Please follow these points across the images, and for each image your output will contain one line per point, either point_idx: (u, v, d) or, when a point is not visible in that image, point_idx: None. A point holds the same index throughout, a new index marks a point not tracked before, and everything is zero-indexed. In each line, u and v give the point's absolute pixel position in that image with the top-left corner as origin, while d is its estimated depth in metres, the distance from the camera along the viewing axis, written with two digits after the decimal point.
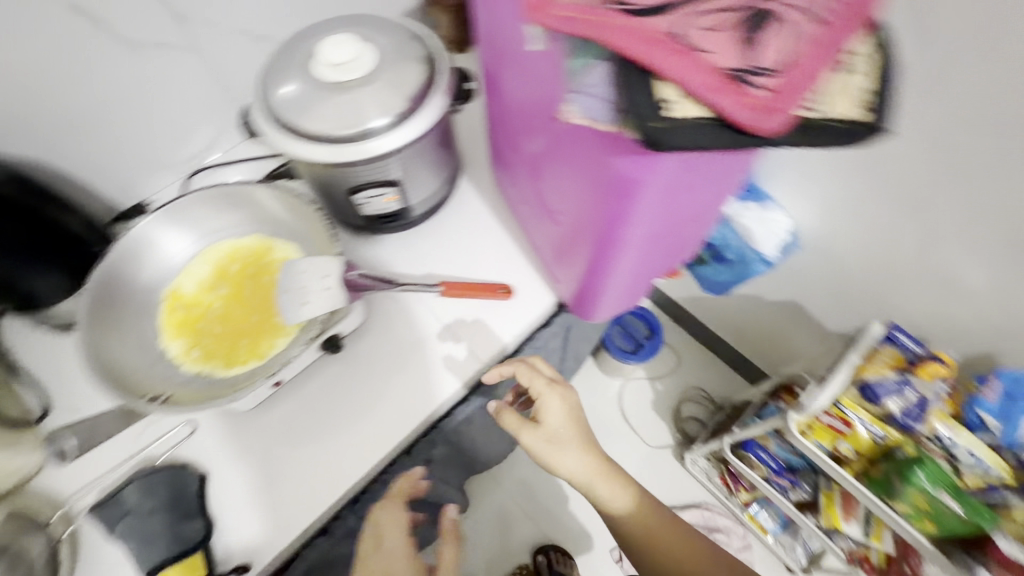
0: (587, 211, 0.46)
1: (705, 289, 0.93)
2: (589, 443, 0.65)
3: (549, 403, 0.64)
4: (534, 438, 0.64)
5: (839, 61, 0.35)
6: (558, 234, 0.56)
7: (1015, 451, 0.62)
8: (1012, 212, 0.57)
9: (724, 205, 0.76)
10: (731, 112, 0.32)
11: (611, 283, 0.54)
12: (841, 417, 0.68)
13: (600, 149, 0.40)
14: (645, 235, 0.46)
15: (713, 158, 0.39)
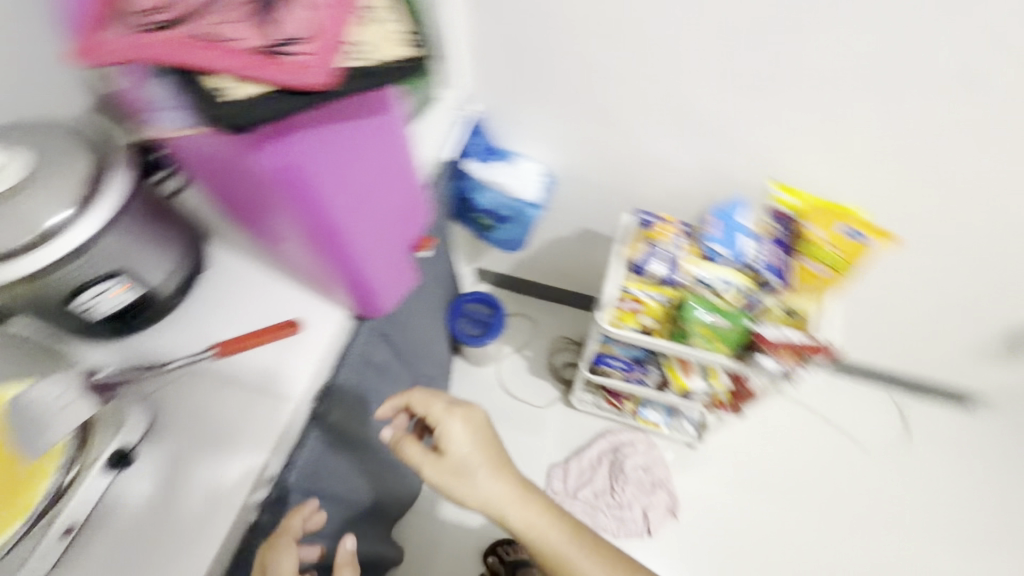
0: (276, 213, 0.51)
1: (504, 248, 1.09)
2: (499, 468, 0.69)
3: (449, 427, 0.69)
4: (432, 467, 0.67)
5: (366, 17, 0.45)
6: (290, 249, 0.59)
7: (744, 262, 0.78)
8: (660, 76, 0.75)
9: (481, 175, 0.91)
10: (277, 78, 0.40)
11: (353, 268, 0.58)
12: (632, 297, 0.80)
13: (234, 154, 0.45)
14: (349, 207, 0.52)
15: (328, 122, 0.45)
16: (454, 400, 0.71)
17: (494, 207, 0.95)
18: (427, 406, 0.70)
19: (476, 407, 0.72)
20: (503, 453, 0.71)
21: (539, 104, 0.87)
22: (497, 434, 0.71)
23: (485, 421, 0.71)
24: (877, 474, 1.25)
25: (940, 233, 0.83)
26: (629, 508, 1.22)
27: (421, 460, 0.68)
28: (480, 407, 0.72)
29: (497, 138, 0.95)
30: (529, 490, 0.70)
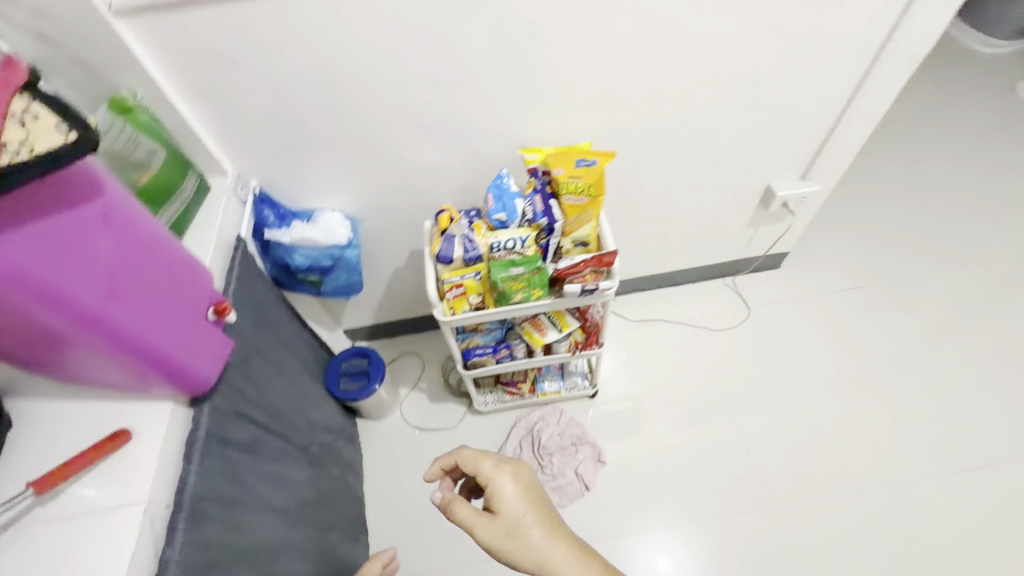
0: (25, 324, 0.51)
1: (348, 296, 1.13)
2: (551, 523, 0.75)
3: (501, 486, 0.78)
4: (484, 526, 0.74)
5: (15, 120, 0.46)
6: (73, 360, 0.59)
7: (523, 218, 0.90)
8: (398, 101, 0.89)
9: (285, 238, 0.97)
10: None
11: (144, 344, 0.59)
12: (455, 284, 0.90)
13: None
14: (107, 296, 0.55)
15: (26, 217, 0.47)
16: (502, 458, 0.81)
17: (309, 262, 1.00)
18: (477, 465, 0.80)
19: (523, 466, 0.81)
20: (552, 513, 0.77)
21: (309, 159, 0.96)
22: (543, 490, 0.79)
23: (533, 480, 0.79)
24: (735, 349, 1.47)
25: (658, 142, 1.04)
26: (562, 475, 1.28)
27: (470, 519, 0.75)
28: (525, 465, 0.81)
29: (292, 202, 1.02)
30: (578, 543, 0.74)
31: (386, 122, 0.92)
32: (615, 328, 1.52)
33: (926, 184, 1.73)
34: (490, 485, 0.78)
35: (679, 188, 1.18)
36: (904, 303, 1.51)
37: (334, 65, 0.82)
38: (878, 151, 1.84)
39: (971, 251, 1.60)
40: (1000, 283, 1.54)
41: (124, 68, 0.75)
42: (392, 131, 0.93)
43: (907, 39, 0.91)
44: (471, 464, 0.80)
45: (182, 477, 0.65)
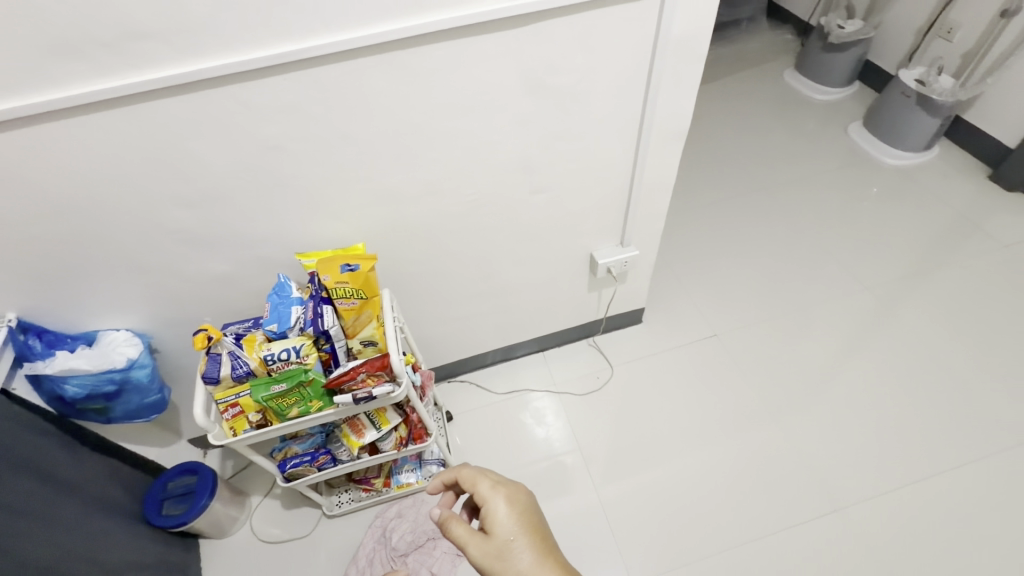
0: None
1: (152, 416, 1.05)
2: (545, 550, 0.72)
3: (495, 508, 0.75)
4: (476, 546, 0.72)
5: None
6: None
7: (295, 327, 0.87)
8: (152, 222, 0.84)
9: (47, 369, 0.89)
10: None
11: None
12: (232, 404, 0.85)
13: None
14: None
15: None
16: (501, 479, 0.78)
17: (86, 391, 0.92)
18: (475, 484, 0.77)
19: (521, 490, 0.78)
20: (548, 540, 0.73)
21: (70, 286, 0.90)
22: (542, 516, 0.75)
23: (530, 503, 0.76)
24: (601, 412, 1.45)
25: (458, 228, 1.04)
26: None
27: (463, 542, 0.73)
28: (525, 489, 0.77)
29: (68, 327, 0.96)
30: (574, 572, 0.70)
31: (149, 242, 0.87)
32: (481, 404, 1.48)
33: (770, 229, 1.85)
34: (486, 506, 0.75)
35: (500, 265, 1.18)
36: (760, 346, 1.55)
37: (62, 196, 0.77)
38: (728, 201, 1.95)
39: (817, 288, 1.68)
40: (845, 316, 1.60)
41: None
42: (159, 250, 0.88)
43: (658, 120, 0.96)
44: (470, 483, 0.78)
45: None
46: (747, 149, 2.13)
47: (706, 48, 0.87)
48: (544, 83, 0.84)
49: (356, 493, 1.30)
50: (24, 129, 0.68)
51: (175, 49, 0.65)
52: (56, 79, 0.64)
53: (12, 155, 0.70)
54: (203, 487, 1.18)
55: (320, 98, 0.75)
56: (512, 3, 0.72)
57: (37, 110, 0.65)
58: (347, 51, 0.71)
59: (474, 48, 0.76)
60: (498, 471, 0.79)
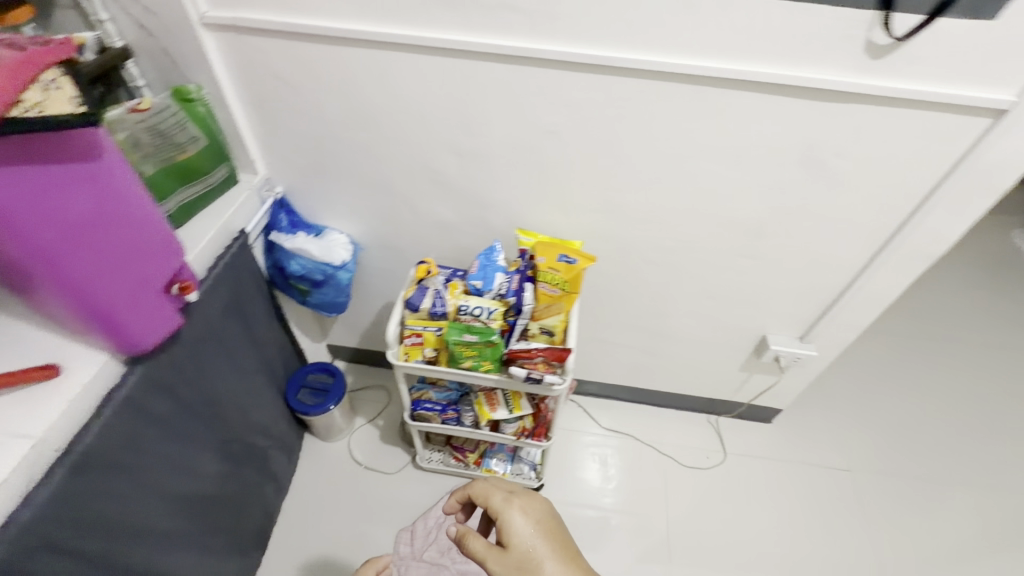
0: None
1: (331, 313, 1.18)
2: (568, 559, 0.70)
3: (510, 519, 0.73)
4: (496, 560, 0.71)
5: (44, 83, 0.48)
6: (31, 284, 0.61)
7: (496, 291, 0.94)
8: (421, 160, 0.95)
9: (286, 243, 1.04)
10: None
11: (91, 294, 0.61)
12: (416, 332, 0.92)
13: None
14: (64, 237, 0.56)
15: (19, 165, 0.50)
16: (514, 489, 0.77)
17: (303, 271, 1.06)
18: (487, 498, 0.77)
19: (535, 497, 0.76)
20: (569, 546, 0.72)
21: (330, 185, 1.04)
22: (559, 520, 0.73)
23: (546, 509, 0.74)
24: (698, 493, 1.37)
25: (658, 260, 1.06)
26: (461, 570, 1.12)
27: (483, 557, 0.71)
28: (539, 497, 0.76)
29: (308, 216, 1.11)
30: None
31: (408, 173, 0.98)
32: (582, 429, 1.48)
33: (946, 386, 1.65)
34: (501, 516, 0.74)
35: (672, 310, 1.17)
36: (895, 505, 1.38)
37: (372, 113, 0.89)
38: (906, 339, 1.77)
39: (985, 473, 1.46)
40: (1011, 518, 1.38)
41: (199, 66, 0.86)
42: (411, 182, 0.99)
43: (915, 236, 0.90)
44: (481, 498, 0.77)
45: (70, 441, 0.67)
46: (945, 294, 1.92)
47: (1012, 183, 0.80)
48: (823, 160, 0.83)
49: (447, 458, 1.34)
50: (385, 52, 0.80)
51: (531, 24, 0.73)
52: (430, 21, 0.75)
53: (360, 68, 0.83)
54: (335, 390, 1.30)
55: (617, 104, 0.81)
56: (840, 78, 0.72)
57: (405, 40, 0.77)
58: (664, 73, 0.75)
59: (777, 106, 0.77)
60: (509, 482, 0.79)
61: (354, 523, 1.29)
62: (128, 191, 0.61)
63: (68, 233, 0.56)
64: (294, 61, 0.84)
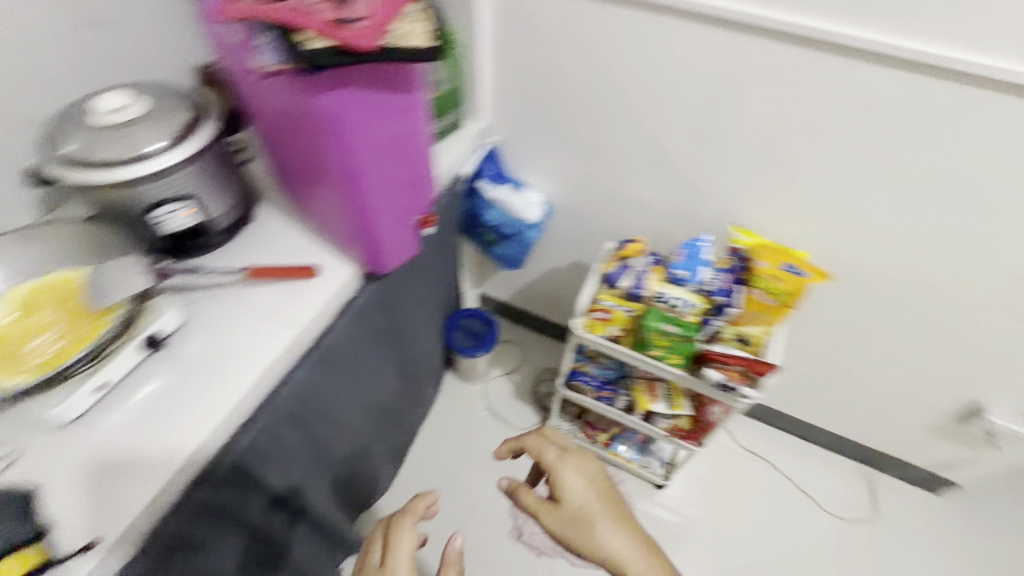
0: (324, 152, 0.60)
1: (507, 266, 1.21)
2: (620, 521, 0.71)
3: (564, 476, 0.74)
4: (550, 515, 0.72)
5: (406, 17, 0.51)
6: (328, 194, 0.69)
7: (701, 285, 0.89)
8: (651, 134, 0.90)
9: (488, 192, 1.06)
10: (345, 40, 0.46)
11: (375, 215, 0.67)
12: (605, 308, 0.91)
13: (302, 97, 0.54)
14: (374, 161, 0.62)
15: (369, 91, 0.55)
16: (567, 448, 0.78)
17: (497, 222, 1.09)
18: (539, 452, 0.77)
19: (587, 456, 0.77)
20: (620, 506, 0.73)
21: (544, 142, 1.03)
22: (612, 482, 0.75)
23: (597, 468, 0.76)
24: (837, 546, 1.25)
25: (886, 292, 0.93)
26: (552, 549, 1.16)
27: (537, 510, 0.73)
28: (591, 457, 0.76)
29: (510, 168, 1.12)
30: (642, 541, 0.70)
31: (631, 146, 0.94)
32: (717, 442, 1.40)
33: None
34: (554, 472, 0.75)
35: (875, 348, 1.04)
36: None
37: (618, 78, 0.86)
38: None
39: None
40: None
41: (465, 8, 0.88)
42: (630, 155, 0.96)
43: None
44: (532, 452, 0.77)
45: (320, 335, 0.75)
46: None
47: None
48: None
49: (576, 431, 1.35)
50: (659, 17, 0.76)
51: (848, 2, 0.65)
52: None
53: (626, 31, 0.80)
54: (488, 339, 1.35)
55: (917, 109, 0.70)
56: None
57: (691, 6, 0.72)
58: (1001, 80, 0.63)
59: None
60: (560, 437, 0.79)
61: (478, 466, 1.36)
62: (424, 127, 0.66)
63: (377, 154, 0.61)
64: (559, 17, 0.83)
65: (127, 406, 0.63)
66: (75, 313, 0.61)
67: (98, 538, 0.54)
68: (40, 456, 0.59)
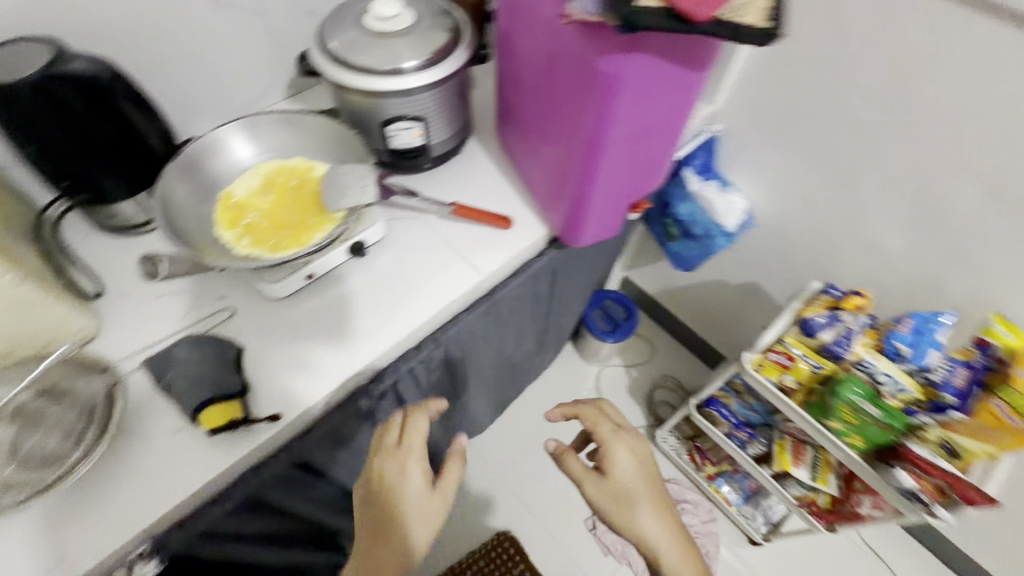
0: (578, 115, 0.55)
1: (675, 266, 1.10)
2: (661, 512, 0.67)
3: (615, 452, 0.70)
4: (593, 485, 0.69)
5: None
6: (555, 154, 0.64)
7: (925, 372, 0.74)
8: (931, 177, 0.73)
9: (691, 184, 0.94)
10: (679, 2, 0.39)
11: (597, 190, 0.63)
12: (786, 352, 0.81)
13: (587, 53, 0.49)
14: (625, 138, 0.56)
15: (660, 64, 0.49)
16: (621, 425, 0.73)
17: (688, 220, 0.97)
18: (595, 423, 0.73)
19: (641, 437, 0.73)
20: (665, 493, 0.70)
21: (777, 150, 0.89)
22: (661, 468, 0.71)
23: (649, 450, 0.72)
24: None
25: None
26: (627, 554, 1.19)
27: (582, 478, 0.69)
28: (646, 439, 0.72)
29: (722, 164, 0.99)
30: (681, 538, 0.67)
31: (894, 183, 0.77)
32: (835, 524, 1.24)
33: None
34: (605, 446, 0.71)
35: None
36: None
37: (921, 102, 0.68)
38: None
39: None
40: None
41: None
42: (888, 192, 0.79)
43: None
44: (588, 423, 0.73)
45: (496, 287, 0.74)
46: None
47: None
48: None
49: (683, 452, 1.26)
50: None
51: None
52: None
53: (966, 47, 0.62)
54: (626, 328, 1.29)
55: None
56: None
57: None
58: None
59: None
60: (613, 413, 0.75)
61: None
62: (688, 112, 0.58)
63: (631, 127, 0.55)
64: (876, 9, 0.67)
65: (321, 300, 0.67)
66: (307, 203, 0.65)
67: (279, 415, 0.59)
68: (248, 321, 0.65)
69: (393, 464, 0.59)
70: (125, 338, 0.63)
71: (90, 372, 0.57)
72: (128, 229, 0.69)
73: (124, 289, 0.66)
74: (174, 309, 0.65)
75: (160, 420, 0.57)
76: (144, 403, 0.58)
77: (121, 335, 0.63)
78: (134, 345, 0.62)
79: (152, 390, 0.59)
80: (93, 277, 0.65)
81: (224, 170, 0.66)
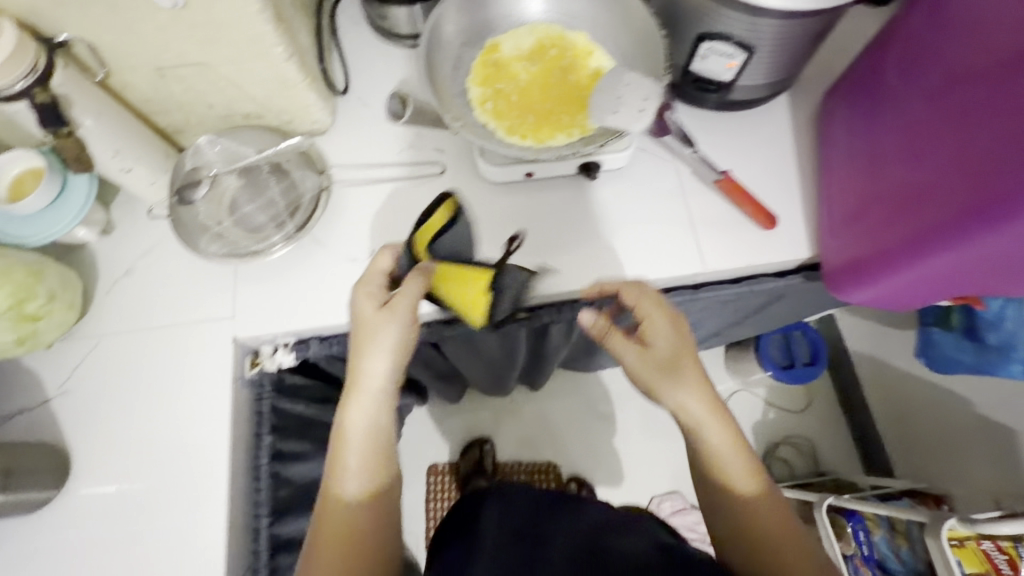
0: (1004, 160, 0.37)
1: (922, 357, 0.84)
2: (707, 395, 0.53)
3: (654, 324, 0.53)
4: (636, 359, 0.54)
5: None
6: (904, 183, 0.46)
7: None
8: None
9: None
10: None
11: (933, 263, 0.45)
12: (1009, 553, 0.63)
13: None
14: None
15: None
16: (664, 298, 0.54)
17: (988, 322, 0.69)
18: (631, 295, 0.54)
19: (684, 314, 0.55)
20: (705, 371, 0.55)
21: None
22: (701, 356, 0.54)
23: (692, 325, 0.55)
24: None
25: None
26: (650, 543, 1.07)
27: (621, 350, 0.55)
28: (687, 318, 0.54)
29: None
30: (732, 429, 0.53)
31: None
32: None
33: None
34: (643, 320, 0.53)
35: None
36: None
37: None
38: None
39: None
40: None
41: None
42: None
43: None
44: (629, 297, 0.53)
45: (706, 283, 0.61)
46: None
47: None
48: None
49: None
50: None
51: None
52: None
53: None
54: (798, 372, 1.08)
55: None
56: None
57: None
58: None
59: None
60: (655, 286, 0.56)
61: None
62: None
63: None
64: None
65: (524, 201, 0.60)
66: (566, 96, 0.55)
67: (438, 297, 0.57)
68: (452, 186, 0.61)
69: (361, 406, 0.51)
70: (345, 146, 0.62)
71: (310, 167, 0.59)
72: (390, 36, 0.66)
73: (364, 96, 0.65)
74: (395, 140, 0.63)
75: (342, 239, 0.58)
76: (334, 217, 0.59)
77: (342, 140, 0.63)
78: (348, 156, 0.62)
79: (344, 211, 0.59)
80: (346, 71, 0.65)
81: (502, 17, 0.58)
